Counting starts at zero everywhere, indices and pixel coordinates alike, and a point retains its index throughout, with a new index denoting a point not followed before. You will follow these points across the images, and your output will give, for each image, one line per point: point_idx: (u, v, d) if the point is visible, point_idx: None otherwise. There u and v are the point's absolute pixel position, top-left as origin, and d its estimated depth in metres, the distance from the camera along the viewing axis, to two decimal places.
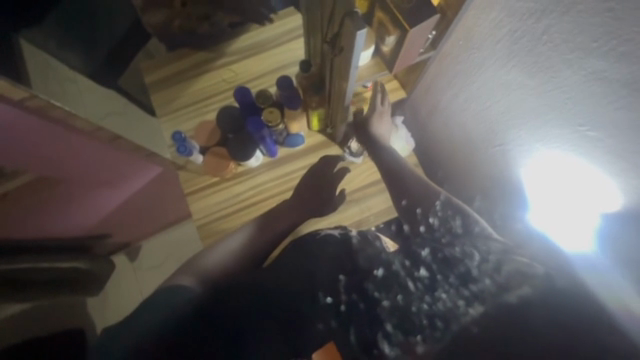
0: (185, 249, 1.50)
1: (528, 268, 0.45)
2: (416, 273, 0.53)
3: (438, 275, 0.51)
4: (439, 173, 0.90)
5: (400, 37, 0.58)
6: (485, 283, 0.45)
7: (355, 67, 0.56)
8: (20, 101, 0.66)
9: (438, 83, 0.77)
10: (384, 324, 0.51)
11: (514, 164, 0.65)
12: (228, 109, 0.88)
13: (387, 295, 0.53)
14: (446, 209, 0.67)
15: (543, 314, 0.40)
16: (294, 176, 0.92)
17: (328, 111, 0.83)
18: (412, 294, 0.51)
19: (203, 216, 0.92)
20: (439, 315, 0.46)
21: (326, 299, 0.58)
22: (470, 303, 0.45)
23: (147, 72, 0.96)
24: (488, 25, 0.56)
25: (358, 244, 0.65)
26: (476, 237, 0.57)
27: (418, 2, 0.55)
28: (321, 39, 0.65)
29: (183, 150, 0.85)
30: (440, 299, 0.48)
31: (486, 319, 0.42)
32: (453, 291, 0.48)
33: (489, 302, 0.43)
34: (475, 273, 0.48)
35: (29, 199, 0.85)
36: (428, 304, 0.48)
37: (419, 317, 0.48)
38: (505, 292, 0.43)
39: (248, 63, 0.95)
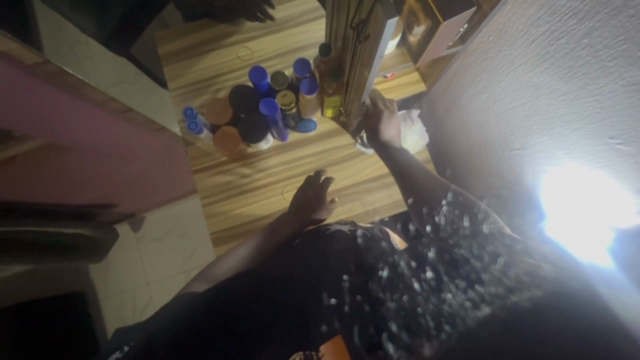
0: (188, 224, 1.51)
1: (539, 270, 0.44)
2: (422, 274, 0.56)
3: (444, 277, 0.54)
4: (448, 172, 0.89)
5: (430, 28, 0.55)
6: (493, 287, 0.45)
7: (380, 57, 0.54)
8: (31, 67, 0.64)
9: (459, 79, 0.74)
10: (388, 324, 0.53)
11: (532, 170, 0.63)
12: (240, 88, 0.86)
13: (394, 296, 0.56)
14: (454, 209, 0.67)
15: (555, 321, 0.37)
16: (306, 163, 0.91)
17: (344, 99, 0.80)
18: (417, 293, 0.54)
19: (209, 195, 0.91)
20: (446, 315, 0.47)
21: (330, 300, 0.60)
22: (477, 306, 0.45)
23: (160, 42, 0.93)
24: (523, 23, 0.53)
25: (363, 244, 0.67)
26: (483, 241, 0.57)
27: None
28: (346, 23, 0.62)
29: (193, 127, 0.83)
30: (446, 301, 0.49)
31: (493, 320, 0.41)
32: (460, 293, 0.49)
33: (496, 304, 0.42)
34: (483, 278, 0.49)
35: (36, 166, 0.84)
36: (435, 305, 0.50)
37: (425, 318, 0.50)
38: (514, 293, 0.42)
39: (265, 41, 0.92)
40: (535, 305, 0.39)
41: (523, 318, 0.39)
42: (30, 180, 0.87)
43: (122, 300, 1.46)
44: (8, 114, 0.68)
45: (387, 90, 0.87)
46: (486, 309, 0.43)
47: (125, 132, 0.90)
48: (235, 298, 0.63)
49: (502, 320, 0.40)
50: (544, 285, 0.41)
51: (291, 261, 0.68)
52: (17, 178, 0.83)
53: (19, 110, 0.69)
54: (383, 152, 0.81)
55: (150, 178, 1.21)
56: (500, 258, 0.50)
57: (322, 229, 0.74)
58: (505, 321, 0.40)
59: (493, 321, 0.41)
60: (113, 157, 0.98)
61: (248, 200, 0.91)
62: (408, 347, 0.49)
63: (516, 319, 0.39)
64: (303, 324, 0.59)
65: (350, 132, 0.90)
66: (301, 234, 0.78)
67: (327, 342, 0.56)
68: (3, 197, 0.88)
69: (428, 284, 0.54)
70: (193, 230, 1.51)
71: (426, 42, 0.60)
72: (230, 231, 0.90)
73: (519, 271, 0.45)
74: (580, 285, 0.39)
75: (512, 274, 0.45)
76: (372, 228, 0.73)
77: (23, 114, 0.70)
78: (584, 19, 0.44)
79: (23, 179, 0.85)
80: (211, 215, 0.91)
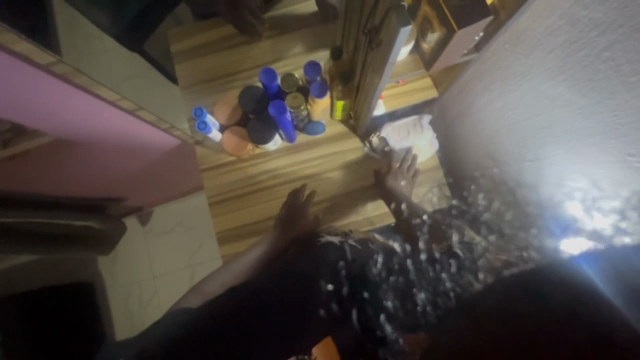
0: (194, 219, 1.55)
1: (529, 246, 0.44)
2: (418, 255, 0.55)
3: (438, 255, 0.53)
4: (441, 154, 0.90)
5: (445, 36, 0.54)
6: (485, 264, 0.44)
7: (392, 63, 0.53)
8: (45, 67, 0.64)
9: (473, 85, 0.73)
10: (386, 302, 0.52)
11: (539, 176, 0.57)
12: (251, 88, 0.86)
13: (390, 278, 0.54)
14: (453, 192, 0.70)
15: (559, 277, 0.33)
16: (311, 164, 0.90)
17: (354, 103, 0.80)
18: (411, 271, 0.53)
19: (215, 194, 0.91)
20: (441, 294, 0.46)
21: (328, 286, 0.60)
22: (478, 278, 0.42)
23: (172, 40, 0.93)
24: (542, 32, 0.51)
25: (354, 253, 0.64)
26: (475, 216, 0.55)
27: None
28: (359, 28, 0.61)
29: (203, 127, 0.83)
30: (443, 281, 0.47)
31: (490, 293, 0.37)
32: (454, 272, 0.48)
33: (493, 275, 0.41)
34: (478, 259, 0.47)
35: (47, 159, 0.86)
36: (433, 281, 0.49)
37: (421, 297, 0.48)
38: (511, 267, 0.40)
39: (277, 41, 0.91)
40: (530, 272, 0.35)
41: (519, 289, 0.34)
42: (39, 172, 0.88)
43: None
44: (20, 109, 0.69)
45: (396, 96, 0.86)
46: (485, 281, 0.41)
47: (135, 130, 0.90)
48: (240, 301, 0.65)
49: (496, 295, 0.36)
50: (535, 258, 0.41)
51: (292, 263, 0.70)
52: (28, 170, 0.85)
53: (31, 108, 0.69)
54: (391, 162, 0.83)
55: (158, 174, 1.21)
56: (493, 234, 0.50)
57: (314, 240, 0.74)
58: (501, 294, 0.35)
59: (488, 292, 0.37)
60: (123, 153, 0.99)
61: (254, 200, 0.91)
62: (403, 323, 0.48)
63: (514, 286, 0.35)
64: (301, 327, 0.61)
65: (358, 136, 0.90)
66: (294, 244, 0.77)
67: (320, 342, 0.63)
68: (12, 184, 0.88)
69: (423, 263, 0.53)
70: (199, 226, 1.56)
71: (440, 49, 0.58)
72: (234, 230, 0.91)
73: (512, 249, 0.45)
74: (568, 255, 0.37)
75: (506, 247, 0.46)
76: (364, 241, 0.70)
77: (36, 111, 0.71)
78: (605, 31, 0.42)
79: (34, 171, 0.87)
80: (217, 213, 0.91)
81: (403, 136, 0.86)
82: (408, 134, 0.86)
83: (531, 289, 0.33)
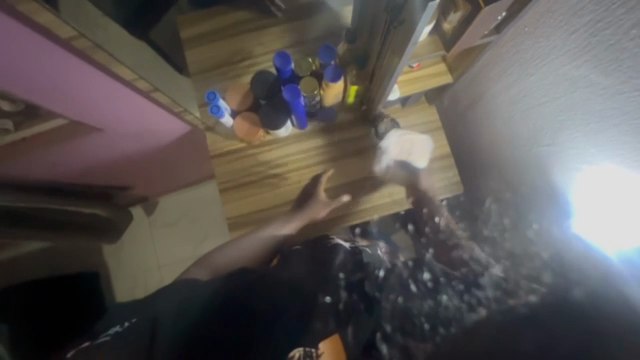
0: (200, 210, 1.53)
1: (539, 280, 0.50)
2: (421, 276, 0.68)
3: (441, 279, 0.65)
4: (458, 147, 0.94)
5: (469, 15, 0.54)
6: (486, 291, 0.54)
7: (413, 43, 0.53)
8: (67, 40, 0.59)
9: (488, 72, 0.72)
10: (384, 325, 0.65)
11: (566, 166, 0.62)
12: (263, 74, 0.85)
13: (390, 296, 0.67)
14: (455, 210, 0.88)
15: (557, 323, 0.41)
16: (322, 151, 0.90)
17: (368, 88, 0.79)
18: (414, 294, 0.65)
19: (225, 181, 0.91)
20: (441, 318, 0.56)
21: (326, 298, 0.71)
22: (474, 309, 0.52)
23: (181, 25, 0.92)
24: (565, 13, 0.51)
25: (355, 260, 0.76)
26: (487, 265, 0.62)
27: None
28: (380, 8, 0.60)
29: (215, 111, 0.82)
30: (444, 303, 0.58)
31: (486, 324, 0.47)
32: (456, 297, 0.59)
33: (491, 306, 0.50)
34: (484, 282, 0.58)
35: (57, 147, 0.86)
36: (431, 306, 0.60)
37: (420, 320, 0.59)
38: (515, 295, 0.49)
39: (289, 27, 0.90)
40: (531, 308, 0.44)
41: (515, 324, 0.44)
42: (47, 155, 0.88)
43: (135, 279, 1.48)
44: (38, 93, 0.66)
45: (412, 81, 0.78)
46: (485, 310, 0.50)
47: (151, 117, 0.88)
48: (252, 289, 0.72)
49: (497, 324, 0.46)
50: (540, 290, 0.47)
51: (292, 260, 0.79)
52: (35, 155, 0.86)
53: (46, 93, 0.67)
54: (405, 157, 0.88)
55: (168, 163, 1.21)
56: (505, 261, 0.60)
57: (325, 241, 0.80)
58: (496, 323, 0.46)
59: (490, 322, 0.47)
60: (134, 142, 0.98)
61: (266, 188, 0.91)
62: (401, 345, 0.60)
63: (505, 323, 0.45)
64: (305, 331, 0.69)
65: (367, 123, 0.89)
66: (303, 241, 0.85)
67: (326, 339, 0.69)
68: (16, 163, 0.87)
69: (426, 283, 0.66)
70: (204, 217, 1.52)
71: (462, 29, 0.58)
72: (245, 218, 0.91)
73: (518, 275, 0.54)
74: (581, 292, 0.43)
75: (512, 276, 0.55)
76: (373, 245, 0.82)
77: (52, 99, 0.69)
78: (634, 8, 0.42)
79: (42, 156, 0.88)
80: (228, 200, 0.91)
81: (403, 154, 0.87)
82: (408, 154, 0.87)
83: (532, 320, 0.43)
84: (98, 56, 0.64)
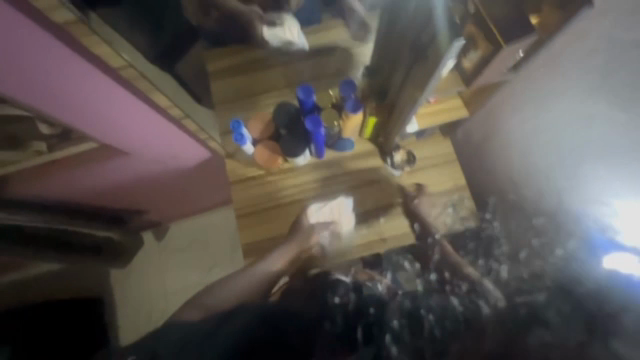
0: (210, 238, 1.51)
1: (541, 275, 0.45)
2: (435, 285, 0.57)
3: (470, 307, 0.47)
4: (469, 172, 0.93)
5: (490, 54, 0.57)
6: (495, 292, 0.46)
7: (437, 76, 0.58)
8: (116, 68, 0.63)
9: (501, 110, 0.75)
10: (390, 322, 0.49)
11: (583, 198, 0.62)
12: (285, 105, 0.89)
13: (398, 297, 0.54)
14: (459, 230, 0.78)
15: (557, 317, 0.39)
16: (339, 181, 0.92)
17: (386, 121, 0.82)
18: (422, 296, 0.51)
19: (242, 207, 0.92)
20: (449, 317, 0.46)
21: (334, 299, 0.57)
22: (479, 303, 0.45)
23: (208, 58, 0.96)
24: (579, 56, 0.55)
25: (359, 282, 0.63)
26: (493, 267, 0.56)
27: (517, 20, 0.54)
28: (405, 46, 0.64)
29: (239, 138, 0.86)
30: (453, 305, 0.48)
31: (491, 317, 0.42)
32: (463, 299, 0.49)
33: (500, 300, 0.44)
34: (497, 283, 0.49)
35: (78, 170, 0.89)
36: (437, 303, 0.49)
37: (429, 320, 0.46)
38: (523, 293, 0.43)
39: (310, 62, 0.94)
40: (539, 305, 0.40)
41: (527, 320, 0.40)
42: (68, 177, 0.90)
43: (138, 309, 1.45)
44: (70, 115, 0.69)
45: (430, 115, 0.81)
46: (495, 304, 0.43)
47: (173, 143, 0.90)
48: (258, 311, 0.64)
49: (501, 320, 0.41)
50: (547, 278, 0.44)
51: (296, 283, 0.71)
52: (56, 177, 0.88)
53: (78, 116, 0.70)
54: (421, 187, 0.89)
55: (183, 190, 1.21)
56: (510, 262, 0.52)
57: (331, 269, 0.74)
58: (503, 316, 0.41)
59: (494, 317, 0.42)
60: (154, 168, 1.00)
61: (282, 215, 0.91)
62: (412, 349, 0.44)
63: (514, 316, 0.41)
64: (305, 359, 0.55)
65: (384, 154, 0.91)
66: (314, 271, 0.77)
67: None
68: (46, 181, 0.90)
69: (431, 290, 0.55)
70: (212, 245, 1.50)
71: (482, 66, 0.61)
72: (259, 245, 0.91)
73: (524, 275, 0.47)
74: (588, 285, 0.40)
75: (515, 278, 0.47)
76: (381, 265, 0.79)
77: (83, 122, 0.72)
78: None
79: (62, 178, 0.90)
80: (244, 226, 0.92)
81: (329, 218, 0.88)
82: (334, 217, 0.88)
83: (539, 317, 0.39)
84: (141, 85, 0.68)
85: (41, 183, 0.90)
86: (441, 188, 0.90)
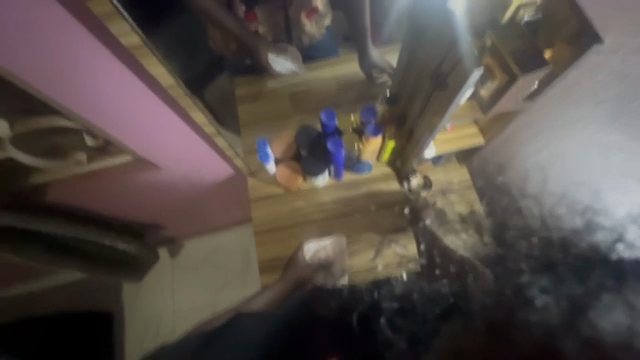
0: (222, 257, 1.48)
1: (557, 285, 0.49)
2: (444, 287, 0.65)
3: (495, 317, 0.49)
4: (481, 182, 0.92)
5: (506, 82, 0.61)
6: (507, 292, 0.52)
7: (456, 103, 0.61)
8: (167, 87, 0.68)
9: (516, 139, 0.77)
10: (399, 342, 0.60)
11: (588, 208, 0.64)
12: (306, 128, 0.93)
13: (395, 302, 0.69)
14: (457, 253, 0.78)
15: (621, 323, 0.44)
16: (356, 202, 0.94)
17: (405, 145, 0.86)
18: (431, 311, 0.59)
19: (261, 223, 0.95)
20: (467, 313, 0.53)
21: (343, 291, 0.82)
22: (494, 298, 0.52)
23: (238, 83, 1.03)
24: (592, 87, 0.59)
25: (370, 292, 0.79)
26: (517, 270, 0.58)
27: (532, 53, 0.58)
28: (426, 74, 0.69)
29: (264, 157, 0.91)
30: (490, 298, 0.52)
31: (496, 311, 0.50)
32: (482, 297, 0.53)
33: (554, 303, 0.48)
34: (535, 300, 0.49)
35: (106, 179, 0.94)
36: (463, 320, 0.52)
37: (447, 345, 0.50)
38: (529, 307, 0.49)
39: (332, 89, 1.00)
40: (526, 293, 0.51)
41: (517, 304, 0.50)
42: (98, 187, 0.96)
43: (147, 322, 1.43)
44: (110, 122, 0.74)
45: (447, 141, 0.84)
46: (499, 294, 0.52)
47: (200, 159, 0.95)
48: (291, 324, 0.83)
49: (488, 318, 0.49)
50: (538, 248, 0.63)
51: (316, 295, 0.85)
52: (88, 186, 0.95)
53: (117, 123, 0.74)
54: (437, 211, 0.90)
55: (202, 206, 1.24)
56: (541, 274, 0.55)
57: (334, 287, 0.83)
58: (498, 302, 0.51)
59: (492, 303, 0.51)
60: (179, 183, 1.05)
61: (300, 233, 0.94)
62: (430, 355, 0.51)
63: (511, 300, 0.50)
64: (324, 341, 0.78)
65: (401, 178, 0.94)
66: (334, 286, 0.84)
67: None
68: (79, 190, 0.97)
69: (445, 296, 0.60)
70: (224, 264, 1.47)
71: (498, 94, 0.65)
72: (276, 262, 0.92)
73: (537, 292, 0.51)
74: (592, 283, 0.50)
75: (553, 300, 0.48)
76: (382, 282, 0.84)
77: (120, 127, 0.76)
78: None
79: (92, 188, 0.96)
80: (262, 243, 0.94)
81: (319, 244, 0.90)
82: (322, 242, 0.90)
83: (526, 300, 0.50)
84: (183, 102, 0.74)
85: (73, 190, 0.96)
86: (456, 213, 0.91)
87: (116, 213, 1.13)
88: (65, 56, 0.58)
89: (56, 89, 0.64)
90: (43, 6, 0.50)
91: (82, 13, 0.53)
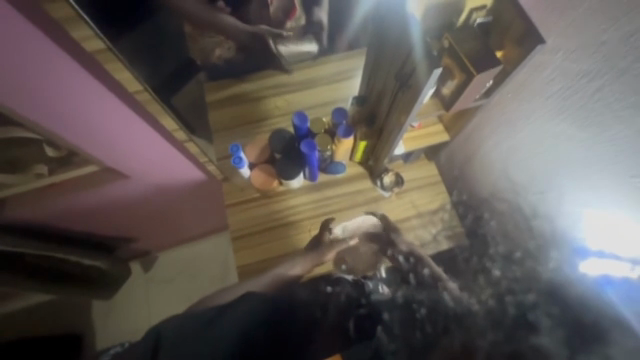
0: (199, 267, 1.44)
1: (533, 276, 0.41)
2: (424, 270, 0.54)
3: (451, 311, 0.43)
4: (455, 170, 0.94)
5: (465, 81, 0.65)
6: (530, 297, 0.39)
7: (420, 102, 0.65)
8: (132, 93, 0.68)
9: (479, 133, 0.83)
10: (382, 316, 0.51)
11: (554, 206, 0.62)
12: (280, 131, 0.94)
13: (397, 293, 0.53)
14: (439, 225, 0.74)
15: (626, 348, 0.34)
16: (333, 202, 0.96)
17: (376, 145, 0.89)
18: (413, 286, 0.53)
19: (239, 229, 0.95)
20: (442, 314, 0.44)
21: (327, 287, 0.67)
22: (466, 295, 0.44)
23: (208, 90, 1.02)
24: (540, 81, 0.63)
25: (355, 290, 0.63)
26: (514, 244, 0.45)
27: (486, 54, 0.63)
28: (391, 76, 0.72)
29: (237, 162, 0.91)
30: (445, 300, 0.45)
31: (484, 318, 0.40)
32: (455, 290, 0.45)
33: (495, 297, 0.41)
34: (521, 298, 0.39)
35: (71, 192, 0.90)
36: (432, 297, 0.47)
37: (421, 313, 0.46)
38: (513, 292, 0.40)
39: (303, 93, 1.02)
40: (528, 307, 0.38)
41: (519, 323, 0.37)
42: (62, 201, 0.91)
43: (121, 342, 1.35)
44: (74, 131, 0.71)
45: (414, 139, 0.88)
46: (484, 303, 0.41)
47: (173, 166, 0.93)
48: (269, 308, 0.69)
49: (492, 319, 0.39)
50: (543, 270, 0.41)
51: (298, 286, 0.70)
52: (53, 200, 0.90)
53: (82, 130, 0.72)
54: (408, 208, 0.95)
55: (177, 216, 1.21)
56: (509, 250, 0.45)
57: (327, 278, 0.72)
58: (498, 318, 0.39)
59: (487, 316, 0.40)
60: (152, 192, 1.02)
61: (278, 236, 0.94)
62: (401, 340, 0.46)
63: (512, 317, 0.38)
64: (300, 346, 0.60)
65: (374, 177, 0.97)
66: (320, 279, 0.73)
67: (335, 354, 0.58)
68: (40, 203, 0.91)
69: (426, 278, 0.52)
70: (202, 274, 1.43)
71: (458, 93, 0.69)
72: (255, 266, 0.91)
73: (527, 283, 0.40)
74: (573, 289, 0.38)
75: (519, 278, 0.41)
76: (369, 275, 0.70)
77: (85, 134, 0.73)
78: (594, 78, 0.53)
79: (56, 202, 0.91)
80: (241, 248, 0.93)
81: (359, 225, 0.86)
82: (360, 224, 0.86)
83: (528, 321, 0.37)
84: (151, 108, 0.73)
85: (35, 205, 0.91)
86: (429, 208, 0.95)
87: (84, 228, 1.08)
88: (26, 65, 0.56)
89: (12, 99, 0.61)
90: (9, 17, 0.49)
91: (38, 19, 0.51)
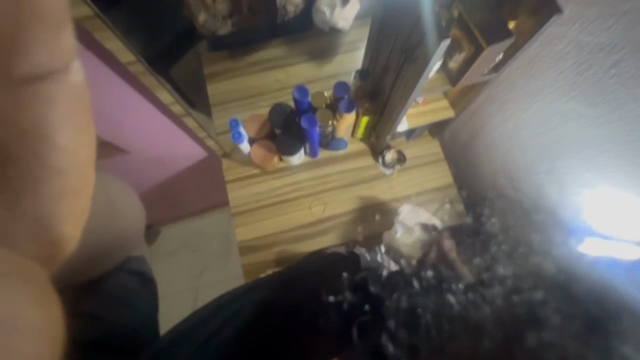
0: (201, 241, 1.46)
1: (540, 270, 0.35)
2: (423, 273, 0.44)
3: (413, 318, 0.38)
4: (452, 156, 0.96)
5: (473, 55, 0.62)
6: (535, 294, 0.33)
7: (425, 77, 0.62)
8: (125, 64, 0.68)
9: (486, 109, 0.79)
10: (387, 322, 0.41)
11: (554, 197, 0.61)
12: (281, 105, 0.92)
13: (401, 299, 0.41)
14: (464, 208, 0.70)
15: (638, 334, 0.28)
16: (334, 178, 0.95)
17: (378, 120, 0.87)
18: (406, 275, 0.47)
19: (238, 205, 0.94)
20: (414, 324, 0.37)
21: (329, 297, 0.54)
22: (432, 287, 0.41)
23: (206, 61, 0.98)
24: (552, 56, 0.60)
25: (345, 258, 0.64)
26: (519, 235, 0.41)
27: (497, 24, 0.59)
28: (395, 47, 0.69)
29: (237, 137, 0.89)
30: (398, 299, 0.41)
31: (456, 309, 0.36)
32: (459, 292, 0.37)
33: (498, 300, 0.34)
34: (521, 298, 0.33)
35: None
36: (437, 301, 0.37)
37: (426, 319, 0.36)
38: (518, 290, 0.34)
39: (304, 65, 0.98)
40: (536, 304, 0.32)
41: (520, 321, 0.32)
42: None
43: None
44: None
45: (418, 115, 0.85)
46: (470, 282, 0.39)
47: (171, 139, 0.92)
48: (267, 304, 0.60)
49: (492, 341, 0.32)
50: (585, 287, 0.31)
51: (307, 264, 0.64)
52: None
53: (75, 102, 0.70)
54: (409, 185, 0.94)
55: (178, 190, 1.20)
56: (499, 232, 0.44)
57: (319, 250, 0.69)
58: (502, 316, 0.33)
59: (494, 319, 0.33)
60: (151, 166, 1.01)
61: (279, 211, 0.93)
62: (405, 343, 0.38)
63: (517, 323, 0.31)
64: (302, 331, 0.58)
65: (376, 153, 0.95)
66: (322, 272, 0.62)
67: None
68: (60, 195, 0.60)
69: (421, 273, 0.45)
70: (204, 248, 1.46)
71: (466, 67, 0.66)
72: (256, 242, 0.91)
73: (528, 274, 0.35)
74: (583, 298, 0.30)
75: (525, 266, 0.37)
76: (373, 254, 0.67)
77: None
78: (610, 52, 0.50)
79: None
80: (241, 224, 0.93)
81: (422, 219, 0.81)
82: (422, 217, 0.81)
83: (535, 317, 0.31)
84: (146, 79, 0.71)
85: None
86: (430, 186, 0.94)
87: None
88: None
89: None
90: None
91: None
